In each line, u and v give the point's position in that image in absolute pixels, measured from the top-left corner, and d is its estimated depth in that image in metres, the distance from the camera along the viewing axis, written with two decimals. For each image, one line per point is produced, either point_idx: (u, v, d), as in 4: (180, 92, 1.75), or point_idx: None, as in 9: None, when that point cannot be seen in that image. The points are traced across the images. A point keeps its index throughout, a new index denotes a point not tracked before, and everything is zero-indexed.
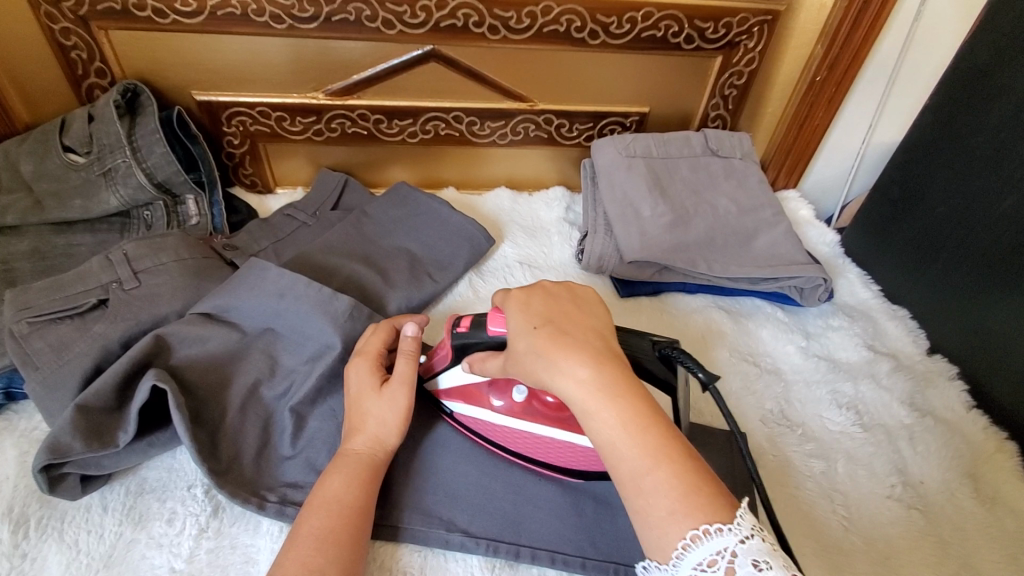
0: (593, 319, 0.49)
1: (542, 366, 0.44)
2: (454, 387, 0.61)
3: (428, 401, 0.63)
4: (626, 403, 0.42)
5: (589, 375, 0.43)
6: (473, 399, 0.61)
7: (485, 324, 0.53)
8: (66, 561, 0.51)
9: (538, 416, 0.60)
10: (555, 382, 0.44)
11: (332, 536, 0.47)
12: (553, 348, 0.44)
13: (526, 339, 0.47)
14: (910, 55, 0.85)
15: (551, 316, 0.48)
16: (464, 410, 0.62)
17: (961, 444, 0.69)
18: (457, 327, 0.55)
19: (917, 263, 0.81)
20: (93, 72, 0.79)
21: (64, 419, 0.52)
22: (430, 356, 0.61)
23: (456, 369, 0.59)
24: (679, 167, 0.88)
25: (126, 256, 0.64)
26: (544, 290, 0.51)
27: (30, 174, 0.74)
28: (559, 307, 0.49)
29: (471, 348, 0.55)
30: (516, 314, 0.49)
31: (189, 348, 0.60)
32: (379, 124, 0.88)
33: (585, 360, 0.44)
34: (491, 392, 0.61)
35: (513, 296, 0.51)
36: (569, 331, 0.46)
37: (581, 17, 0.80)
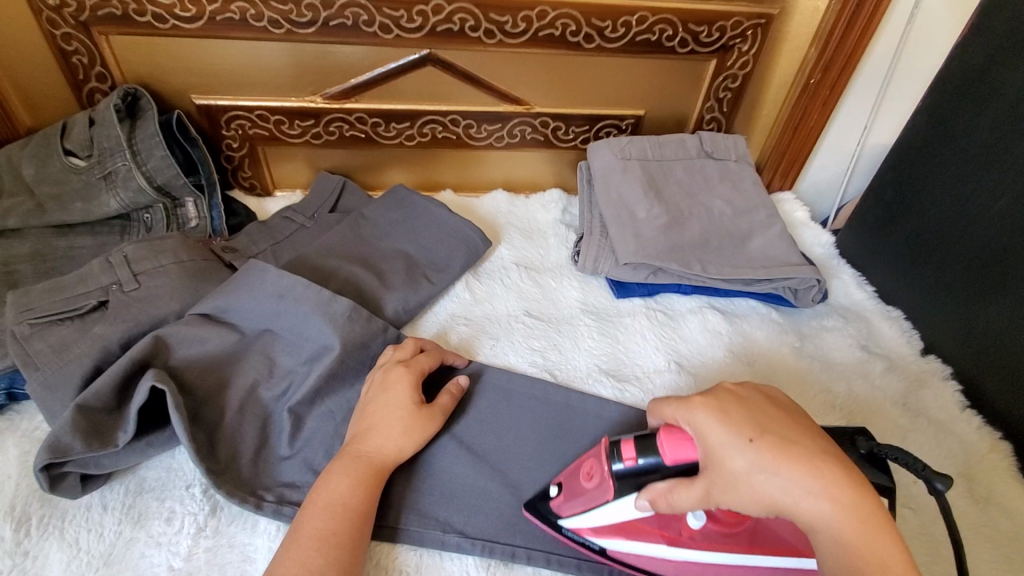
0: (805, 419, 0.47)
1: (782, 488, 0.42)
2: (610, 522, 0.54)
3: (563, 530, 0.56)
4: (879, 534, 0.41)
5: (859, 500, 0.41)
6: (636, 532, 0.54)
7: (661, 451, 0.48)
8: (67, 559, 0.52)
9: (719, 542, 0.53)
10: (801, 504, 0.42)
11: (334, 538, 0.48)
12: (784, 463, 0.42)
13: (742, 454, 0.43)
14: (903, 58, 0.86)
15: (762, 422, 0.45)
16: (622, 545, 0.55)
17: (954, 444, 0.70)
18: (624, 457, 0.50)
19: (911, 264, 0.82)
20: (94, 76, 0.80)
21: (64, 420, 0.53)
22: (573, 488, 0.55)
23: (622, 503, 0.52)
24: (675, 169, 0.88)
25: (126, 258, 0.65)
26: (730, 390, 0.48)
27: (32, 178, 0.75)
28: (756, 409, 0.46)
29: (649, 477, 0.50)
30: (718, 425, 0.45)
31: (188, 349, 0.61)
32: (377, 127, 0.89)
33: (843, 479, 0.42)
34: (659, 526, 0.54)
35: (694, 407, 0.47)
36: (794, 440, 0.44)
37: (577, 22, 0.81)
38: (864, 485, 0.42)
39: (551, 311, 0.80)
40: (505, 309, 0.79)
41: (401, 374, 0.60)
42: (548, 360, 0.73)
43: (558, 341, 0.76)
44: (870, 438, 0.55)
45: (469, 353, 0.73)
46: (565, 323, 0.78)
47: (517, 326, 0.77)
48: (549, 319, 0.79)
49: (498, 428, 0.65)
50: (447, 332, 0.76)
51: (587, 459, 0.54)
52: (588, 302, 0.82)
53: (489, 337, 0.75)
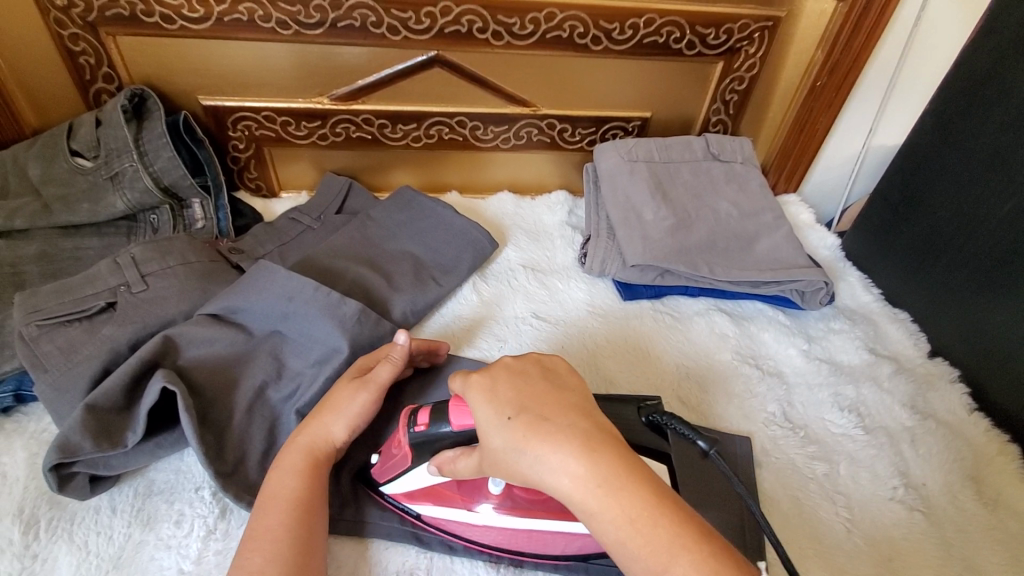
0: (566, 394, 0.47)
1: (530, 465, 0.42)
2: (418, 485, 0.55)
3: (409, 512, 0.57)
4: (626, 497, 0.40)
5: (600, 468, 0.41)
6: (441, 498, 0.55)
7: (448, 416, 0.50)
8: (76, 562, 0.51)
9: (523, 508, 0.54)
10: (547, 480, 0.42)
11: (286, 529, 0.48)
12: (534, 441, 0.42)
13: (500, 432, 0.44)
14: (909, 61, 0.86)
15: (523, 400, 0.45)
16: (433, 511, 0.55)
17: (963, 446, 0.69)
18: (416, 423, 0.52)
19: (918, 267, 0.82)
20: (101, 77, 0.80)
21: (74, 420, 0.53)
22: (384, 457, 0.56)
23: (418, 469, 0.54)
24: (681, 171, 0.88)
25: (134, 259, 0.65)
26: (507, 369, 0.48)
27: (38, 178, 0.75)
28: (526, 388, 0.47)
29: (438, 444, 0.51)
30: (485, 407, 0.46)
31: (196, 350, 0.61)
32: (383, 128, 0.89)
33: (575, 450, 0.42)
34: (461, 490, 0.55)
35: (470, 383, 0.48)
36: (550, 416, 0.44)
37: (584, 23, 0.81)
38: (605, 445, 0.42)
39: (557, 313, 0.80)
40: (512, 311, 0.79)
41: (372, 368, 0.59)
42: None
43: (565, 343, 0.76)
44: (657, 407, 0.61)
45: (477, 355, 0.73)
46: (573, 326, 0.78)
47: (525, 328, 0.77)
48: (558, 321, 0.79)
49: None
50: (455, 334, 0.75)
51: (395, 428, 0.55)
52: (596, 304, 0.82)
53: (496, 339, 0.75)
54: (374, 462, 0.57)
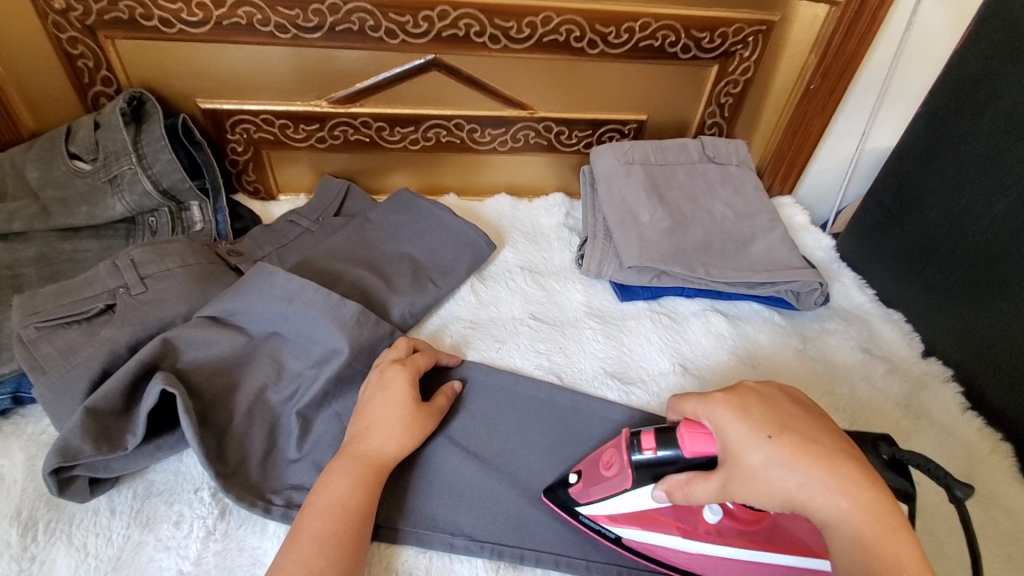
0: (823, 418, 0.49)
1: (800, 484, 0.44)
2: (625, 511, 0.55)
3: (581, 519, 0.57)
4: (894, 532, 0.42)
5: (869, 495, 0.43)
6: (651, 523, 0.55)
7: (680, 442, 0.49)
8: (75, 563, 0.51)
9: (734, 538, 0.54)
10: (816, 501, 0.44)
11: (333, 538, 0.49)
12: (803, 461, 0.44)
13: (760, 449, 0.45)
14: (901, 64, 0.88)
15: (782, 421, 0.47)
16: (636, 535, 0.55)
17: (955, 445, 0.70)
18: (643, 446, 0.51)
19: (911, 268, 0.83)
20: (99, 80, 0.80)
21: (73, 422, 0.53)
22: (592, 478, 0.55)
23: (637, 492, 0.53)
24: (677, 173, 0.89)
25: (133, 262, 0.65)
26: (754, 394, 0.50)
27: (37, 181, 0.75)
28: (782, 411, 0.48)
29: (669, 471, 0.50)
30: (738, 421, 0.47)
31: (195, 352, 0.61)
32: (381, 131, 0.89)
33: (856, 477, 0.44)
34: (676, 517, 0.55)
35: (717, 403, 0.49)
36: (814, 440, 0.46)
37: (580, 27, 0.81)
38: (877, 481, 0.44)
39: (554, 314, 0.80)
40: (509, 312, 0.79)
41: (399, 373, 0.60)
42: (554, 363, 0.74)
43: (562, 343, 0.76)
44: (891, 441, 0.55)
45: (475, 356, 0.74)
46: (569, 326, 0.79)
47: (522, 329, 0.77)
48: (555, 322, 0.79)
49: (502, 431, 0.65)
50: (453, 334, 0.76)
51: (607, 449, 0.55)
52: (593, 305, 0.82)
53: (494, 340, 0.76)
54: (573, 483, 0.57)
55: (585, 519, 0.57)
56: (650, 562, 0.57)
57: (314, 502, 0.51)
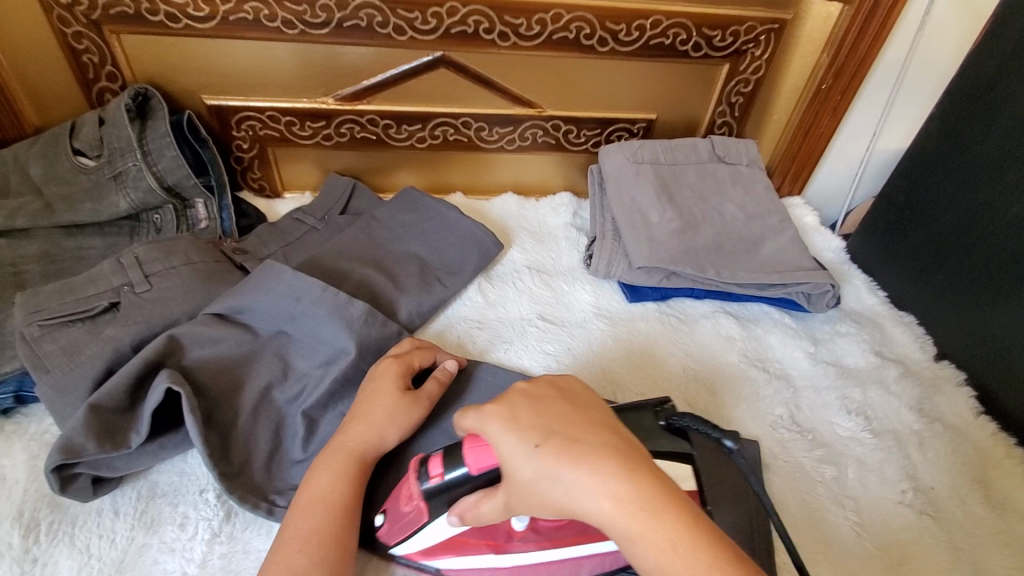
0: (585, 410, 0.46)
1: (566, 491, 0.41)
2: (435, 540, 0.52)
3: (400, 559, 0.54)
4: (663, 519, 0.39)
5: (628, 490, 0.40)
6: (461, 547, 0.53)
7: (464, 461, 0.47)
8: (77, 566, 0.50)
9: (553, 539, 0.52)
10: (584, 505, 0.40)
11: (316, 537, 0.47)
12: (564, 466, 0.41)
13: (529, 463, 0.42)
14: (914, 64, 0.87)
15: (546, 424, 0.44)
16: (453, 562, 0.53)
17: (969, 449, 0.69)
18: (428, 474, 0.48)
19: (924, 270, 0.82)
20: (104, 75, 0.79)
21: (77, 421, 0.52)
22: (394, 515, 0.52)
23: (437, 521, 0.50)
24: (686, 173, 0.88)
25: (137, 259, 0.64)
26: (523, 394, 0.47)
27: (41, 177, 0.74)
28: (549, 410, 0.45)
29: (456, 494, 0.48)
30: (506, 435, 0.44)
31: (200, 351, 0.60)
32: (388, 129, 0.88)
33: (615, 473, 0.41)
34: (485, 536, 0.52)
35: (485, 415, 0.45)
36: (582, 438, 0.43)
37: (590, 25, 0.80)
38: (646, 468, 0.41)
39: (564, 316, 0.79)
40: (518, 314, 0.78)
41: (389, 366, 0.59)
42: (564, 365, 0.73)
43: (572, 346, 0.75)
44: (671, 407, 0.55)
45: (484, 357, 0.73)
46: (580, 328, 0.78)
47: (531, 330, 0.76)
48: (566, 325, 0.78)
49: None
50: (460, 335, 0.75)
51: (402, 482, 0.52)
52: (602, 306, 0.81)
53: (503, 341, 0.75)
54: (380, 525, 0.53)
55: (403, 557, 0.54)
56: None
57: (303, 499, 0.50)
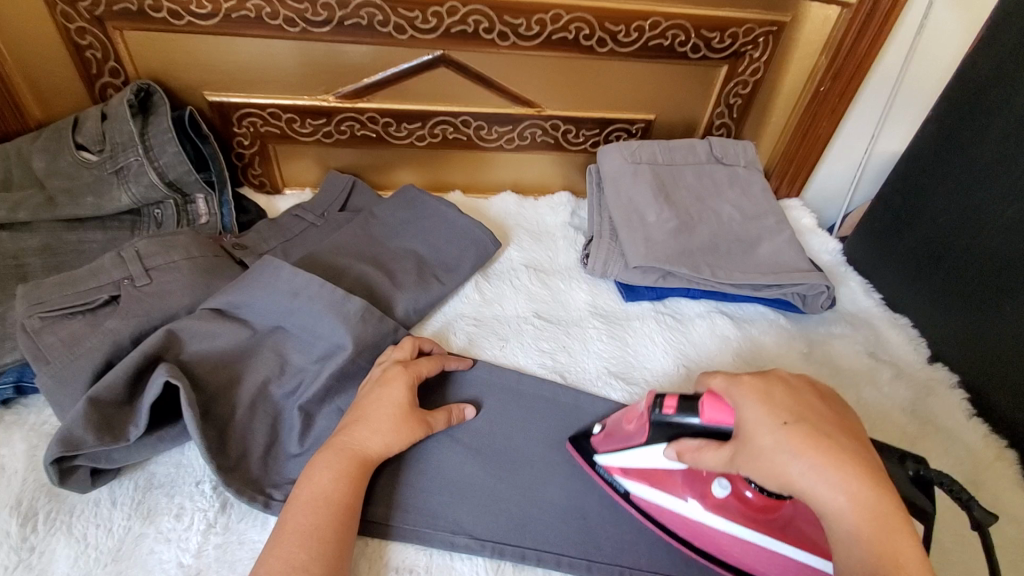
0: (841, 411, 0.48)
1: (803, 472, 0.43)
2: (639, 466, 0.57)
3: (597, 467, 0.61)
4: (893, 530, 0.41)
5: (873, 496, 0.42)
6: (659, 483, 0.57)
7: (699, 409, 0.50)
8: (74, 555, 0.51)
9: (740, 518, 0.54)
10: (817, 490, 0.43)
11: (316, 532, 0.48)
12: (810, 449, 0.43)
13: (772, 435, 0.45)
14: (912, 67, 0.87)
15: (799, 409, 0.46)
16: (646, 493, 0.57)
17: (960, 451, 0.70)
18: (663, 406, 0.53)
19: (919, 273, 0.82)
20: (107, 71, 0.80)
21: (77, 413, 0.52)
22: (616, 427, 0.59)
23: (649, 450, 0.55)
24: (684, 174, 0.88)
25: (138, 253, 0.65)
26: (781, 377, 0.49)
27: (44, 171, 0.75)
28: (803, 400, 0.47)
29: (684, 433, 0.52)
30: (756, 407, 0.46)
31: (198, 345, 0.61)
32: (388, 127, 0.89)
33: (860, 474, 0.43)
34: (685, 481, 0.56)
35: (739, 382, 0.49)
36: (834, 435, 0.45)
37: (590, 25, 0.81)
38: (884, 481, 0.43)
39: (559, 313, 0.80)
40: (513, 311, 0.79)
41: (400, 373, 0.60)
42: (558, 362, 0.73)
43: (566, 343, 0.76)
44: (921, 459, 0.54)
45: (478, 354, 0.73)
46: (573, 325, 0.78)
47: (526, 328, 0.77)
48: (560, 321, 0.79)
49: (506, 429, 0.64)
50: (456, 331, 0.75)
51: (635, 405, 0.58)
52: (597, 304, 0.82)
53: (498, 338, 0.75)
54: (598, 433, 0.62)
55: (602, 468, 0.60)
56: (639, 513, 0.58)
57: (303, 493, 0.50)
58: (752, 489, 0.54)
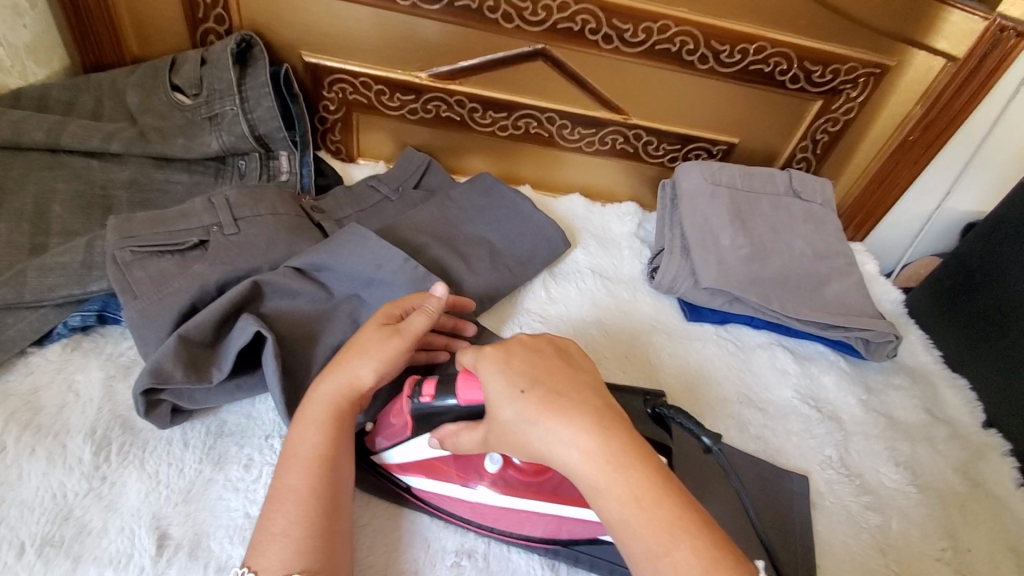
0: (580, 376, 0.49)
1: (540, 437, 0.45)
2: (409, 459, 0.56)
3: (376, 468, 0.58)
4: (631, 474, 0.43)
5: (604, 448, 0.44)
6: (435, 471, 0.55)
7: (454, 391, 0.51)
8: (145, 490, 0.51)
9: (516, 488, 0.54)
10: (557, 454, 0.44)
11: (297, 493, 0.46)
12: (546, 413, 0.45)
13: (511, 404, 0.46)
14: (1003, 130, 0.86)
15: (535, 375, 0.48)
16: (423, 483, 0.56)
17: (1008, 519, 0.69)
18: (421, 395, 0.52)
19: (984, 336, 0.82)
20: (212, 17, 0.80)
21: (167, 347, 0.52)
22: (382, 424, 0.56)
23: (417, 440, 0.54)
24: (760, 203, 0.88)
25: (228, 202, 0.65)
26: (521, 345, 0.51)
27: (138, 106, 0.76)
28: (540, 362, 0.49)
29: (441, 419, 0.53)
30: (493, 372, 0.48)
31: (280, 301, 0.61)
32: (474, 113, 0.89)
33: (589, 428, 0.44)
34: (457, 467, 0.55)
35: (483, 355, 0.50)
36: (562, 391, 0.47)
37: (695, 41, 0.80)
38: (621, 427, 0.45)
39: (624, 323, 0.80)
40: (579, 313, 0.79)
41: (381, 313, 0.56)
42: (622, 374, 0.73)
43: (632, 357, 0.76)
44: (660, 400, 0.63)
45: None
46: (638, 337, 0.78)
47: (591, 333, 0.77)
48: (625, 331, 0.79)
49: None
50: (520, 324, 0.76)
51: (394, 397, 0.55)
52: (659, 319, 0.82)
53: None
54: (370, 431, 0.57)
55: (382, 468, 0.58)
56: (441, 513, 0.56)
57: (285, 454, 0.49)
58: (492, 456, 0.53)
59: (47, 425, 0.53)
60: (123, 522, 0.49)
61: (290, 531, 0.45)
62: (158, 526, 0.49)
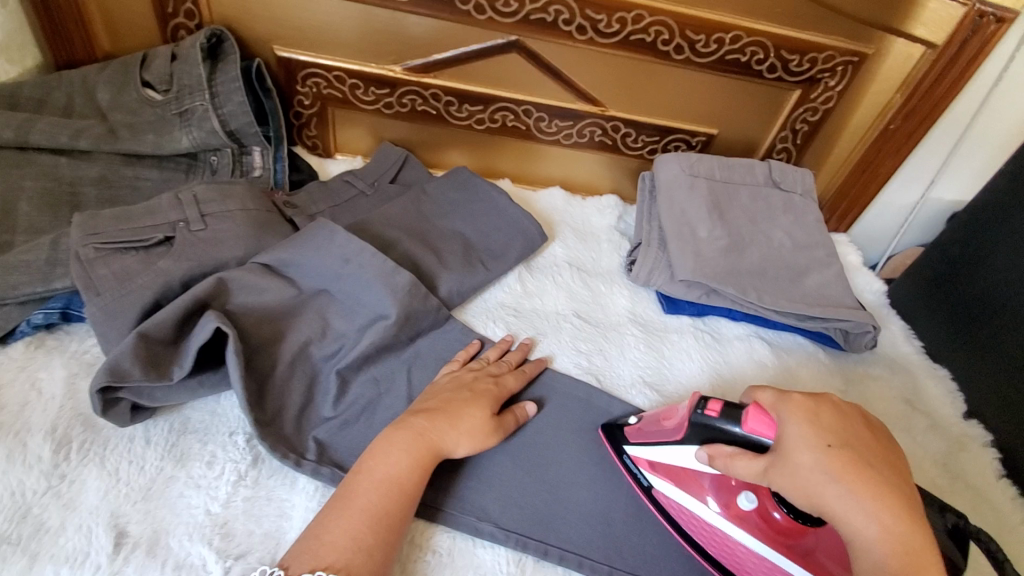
0: (892, 449, 0.48)
1: (839, 496, 0.43)
2: (670, 465, 0.57)
3: (622, 458, 0.61)
4: (933, 569, 0.41)
5: (904, 528, 0.42)
6: (684, 483, 0.57)
7: (743, 419, 0.49)
8: (105, 488, 0.51)
9: (757, 530, 0.54)
10: (854, 520, 0.43)
11: (383, 515, 0.48)
12: (859, 481, 0.44)
13: (812, 458, 0.45)
14: (985, 117, 0.85)
15: (843, 436, 0.46)
16: (669, 490, 0.57)
17: (986, 510, 0.69)
18: (706, 409, 0.52)
19: (965, 326, 0.81)
20: (182, 12, 0.80)
21: (126, 345, 0.52)
22: (651, 424, 0.58)
23: (674, 448, 0.55)
24: (739, 194, 0.87)
25: (195, 198, 0.65)
26: (830, 404, 0.49)
27: (108, 103, 0.76)
28: (851, 428, 0.47)
29: (715, 437, 0.51)
30: (801, 427, 0.46)
31: (246, 297, 0.60)
32: (449, 106, 0.89)
33: (899, 511, 0.43)
34: (715, 489, 0.56)
35: (787, 401, 0.48)
36: (871, 464, 0.45)
37: (670, 30, 0.80)
38: (918, 514, 0.43)
39: (600, 316, 0.79)
40: (553, 306, 0.78)
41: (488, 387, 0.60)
42: (592, 364, 0.73)
43: (605, 349, 0.75)
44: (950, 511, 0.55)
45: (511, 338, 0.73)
46: (612, 330, 0.78)
47: (564, 325, 0.76)
48: (599, 324, 0.78)
49: (539, 424, 0.64)
50: (490, 313, 0.75)
51: (675, 403, 0.57)
52: (637, 313, 0.81)
53: (533, 329, 0.75)
54: (633, 424, 0.61)
55: (628, 459, 0.60)
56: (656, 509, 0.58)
57: (368, 472, 0.50)
58: (780, 510, 0.53)
59: (8, 424, 0.53)
60: (81, 520, 0.49)
61: (372, 552, 0.46)
62: (116, 524, 0.49)
